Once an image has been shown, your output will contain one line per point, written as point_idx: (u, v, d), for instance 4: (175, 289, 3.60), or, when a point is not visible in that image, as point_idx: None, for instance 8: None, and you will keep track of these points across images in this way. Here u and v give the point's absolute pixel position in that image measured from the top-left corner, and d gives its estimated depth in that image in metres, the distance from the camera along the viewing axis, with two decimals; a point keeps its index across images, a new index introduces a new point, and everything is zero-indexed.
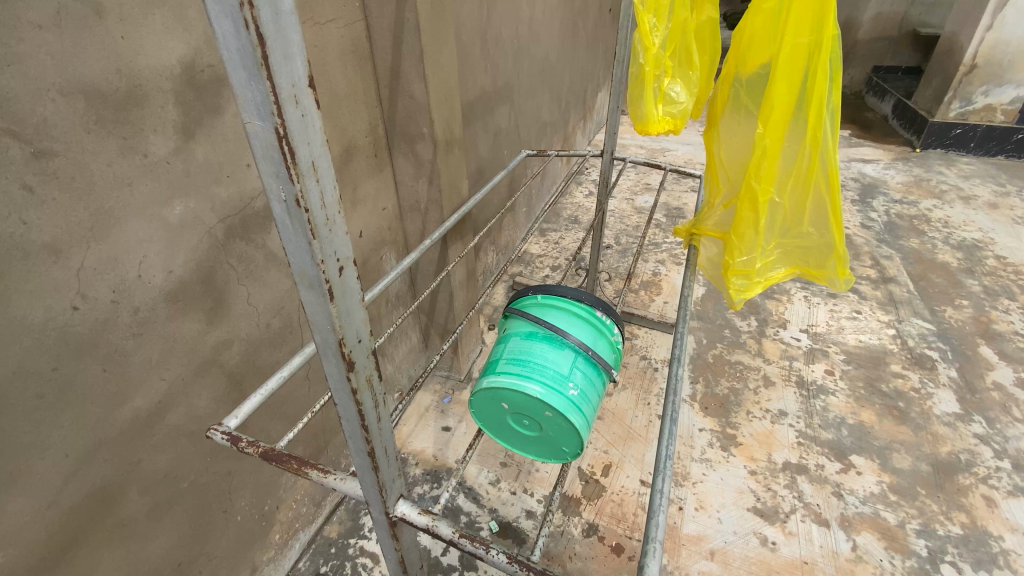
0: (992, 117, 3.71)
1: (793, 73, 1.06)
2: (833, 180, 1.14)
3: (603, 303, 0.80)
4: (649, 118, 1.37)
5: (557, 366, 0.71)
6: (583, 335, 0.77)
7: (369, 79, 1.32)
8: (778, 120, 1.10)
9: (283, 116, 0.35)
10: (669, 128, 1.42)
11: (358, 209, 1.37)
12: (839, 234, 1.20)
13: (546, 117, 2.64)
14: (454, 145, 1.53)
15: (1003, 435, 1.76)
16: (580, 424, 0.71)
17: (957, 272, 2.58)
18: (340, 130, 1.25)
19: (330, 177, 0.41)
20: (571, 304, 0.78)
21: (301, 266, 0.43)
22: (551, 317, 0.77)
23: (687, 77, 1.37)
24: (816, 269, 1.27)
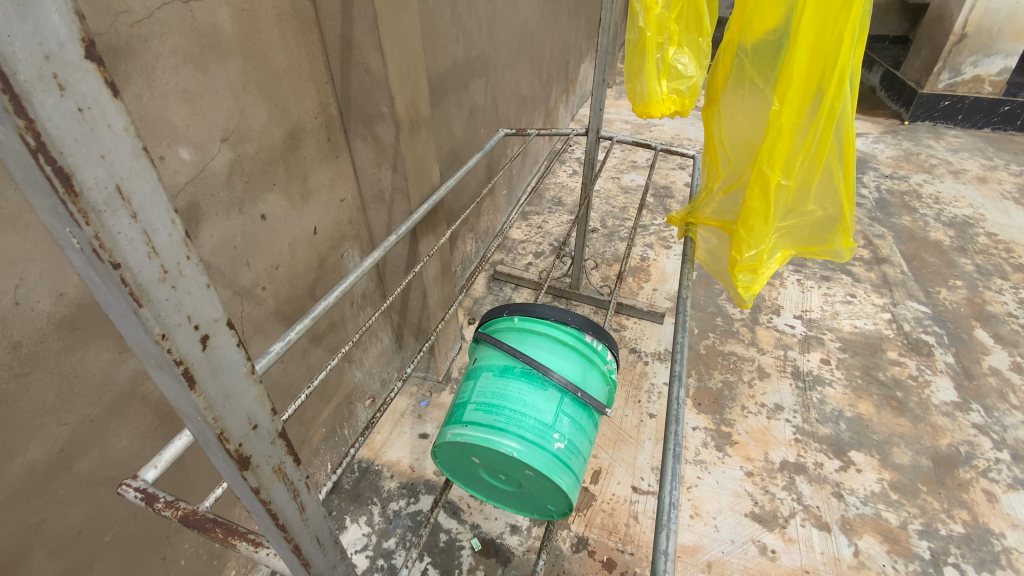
0: (980, 89, 3.61)
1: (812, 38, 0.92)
2: (847, 153, 1.02)
3: (591, 326, 0.72)
4: (651, 96, 1.25)
5: (542, 410, 0.63)
6: (570, 365, 0.69)
7: (316, 51, 1.14)
8: (795, 95, 0.96)
9: (56, 148, 0.27)
10: (674, 108, 1.30)
11: (310, 203, 1.20)
12: (849, 209, 1.08)
13: (526, 92, 2.45)
14: (421, 126, 1.36)
15: (1001, 424, 1.69)
16: (570, 476, 0.64)
17: (949, 250, 2.50)
18: (283, 111, 1.08)
19: (162, 223, 0.33)
20: (553, 329, 0.70)
21: (138, 341, 0.36)
22: (531, 347, 0.69)
23: (695, 45, 1.21)
24: (819, 247, 1.15)
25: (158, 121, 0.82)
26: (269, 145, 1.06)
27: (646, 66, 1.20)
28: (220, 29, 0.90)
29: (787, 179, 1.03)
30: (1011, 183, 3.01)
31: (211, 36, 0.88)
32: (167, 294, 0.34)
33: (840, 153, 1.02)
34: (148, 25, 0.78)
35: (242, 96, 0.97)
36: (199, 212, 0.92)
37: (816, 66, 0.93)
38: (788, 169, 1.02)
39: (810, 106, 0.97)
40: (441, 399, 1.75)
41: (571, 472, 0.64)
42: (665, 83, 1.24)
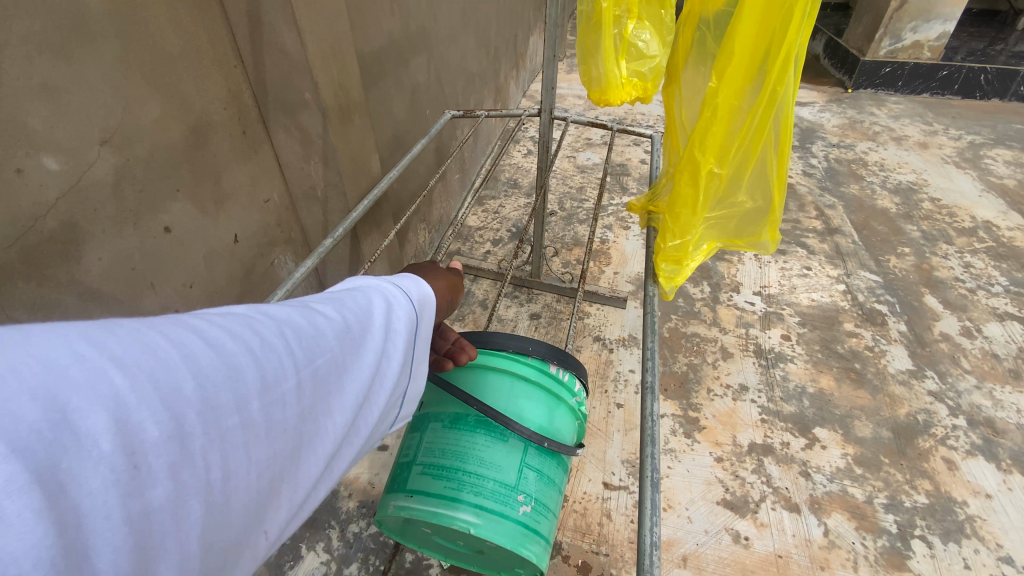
0: (919, 55, 3.70)
1: (757, 13, 0.84)
2: (784, 141, 0.94)
3: (552, 354, 0.82)
4: (609, 81, 1.14)
5: (496, 473, 0.74)
6: (530, 407, 0.79)
7: (218, 29, 0.97)
8: (734, 73, 0.90)
9: None
10: (636, 93, 1.19)
11: (226, 208, 1.05)
12: (779, 203, 1.03)
13: (473, 68, 2.30)
14: (353, 113, 1.21)
15: (956, 390, 1.74)
16: (534, 527, 0.75)
17: (897, 218, 2.55)
18: (182, 104, 0.92)
19: None
20: (511, 362, 0.81)
21: None
22: (490, 392, 0.80)
23: (658, 18, 1.10)
24: (745, 240, 1.12)
25: (10, 125, 0.67)
26: (167, 144, 0.90)
27: (602, 44, 1.10)
28: (85, 6, 0.74)
29: (719, 167, 0.98)
30: (950, 148, 3.10)
31: (74, 16, 0.73)
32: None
33: (776, 142, 0.95)
34: None
35: (124, 88, 0.82)
36: (80, 232, 0.78)
37: (761, 44, 0.86)
38: (722, 156, 0.97)
39: (751, 88, 0.90)
40: None
41: (534, 523, 0.75)
42: (624, 66, 1.13)
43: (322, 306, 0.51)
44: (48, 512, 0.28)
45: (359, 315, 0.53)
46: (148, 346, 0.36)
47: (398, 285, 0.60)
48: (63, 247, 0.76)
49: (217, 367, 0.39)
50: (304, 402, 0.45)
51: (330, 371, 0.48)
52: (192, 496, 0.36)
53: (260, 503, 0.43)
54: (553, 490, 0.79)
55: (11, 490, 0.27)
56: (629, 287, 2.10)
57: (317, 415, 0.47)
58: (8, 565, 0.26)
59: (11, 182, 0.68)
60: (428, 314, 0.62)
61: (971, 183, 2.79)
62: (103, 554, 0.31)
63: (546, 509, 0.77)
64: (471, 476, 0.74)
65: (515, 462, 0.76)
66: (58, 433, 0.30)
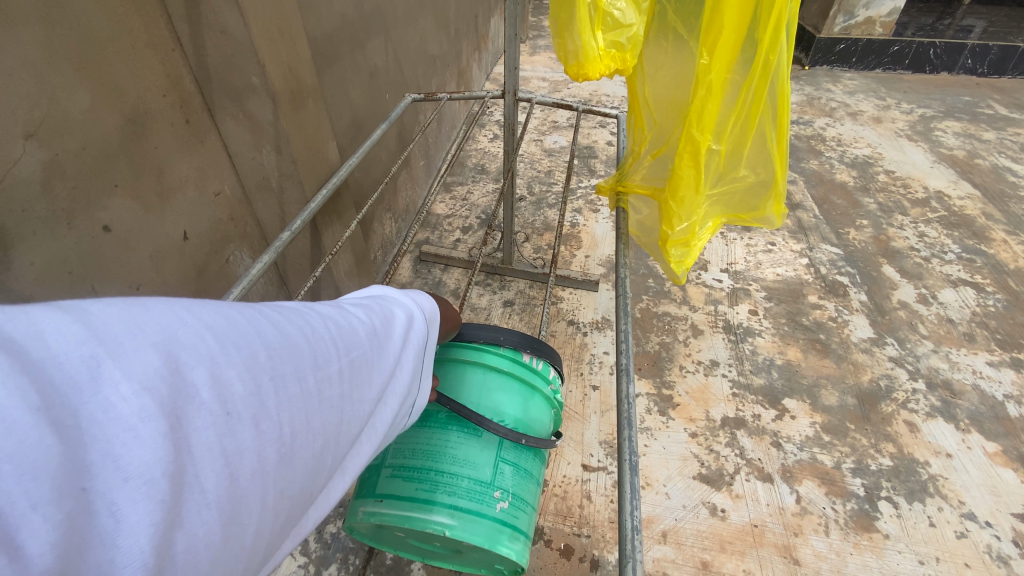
0: (871, 31, 3.79)
1: None
2: (781, 113, 0.94)
3: (526, 343, 0.81)
4: (586, 54, 1.02)
5: (471, 470, 0.73)
6: (504, 398, 0.79)
7: (150, 9, 0.90)
8: (725, 47, 0.87)
9: None
10: (615, 67, 1.06)
11: (173, 203, 0.98)
12: (782, 175, 1.03)
13: (433, 50, 2.23)
14: (306, 99, 1.15)
15: (914, 354, 1.82)
16: (513, 524, 0.74)
17: (855, 191, 2.62)
18: (114, 91, 0.85)
19: None
20: (485, 354, 0.80)
21: None
22: (461, 385, 0.79)
23: None
24: (749, 215, 1.10)
25: None
26: (101, 136, 0.84)
27: (576, 15, 0.98)
28: None
29: (717, 144, 0.96)
30: (902, 122, 3.20)
31: None
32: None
33: (773, 114, 0.95)
34: None
35: (47, 76, 0.75)
36: (7, 235, 0.71)
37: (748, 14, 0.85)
38: (718, 132, 0.95)
39: (741, 61, 0.91)
40: None
41: (513, 520, 0.74)
42: (601, 36, 1.01)
43: (359, 305, 0.54)
44: (150, 433, 0.32)
45: (389, 317, 0.56)
46: (230, 320, 0.40)
47: (419, 297, 0.64)
48: None
49: (285, 346, 0.42)
50: (353, 382, 0.48)
51: (370, 358, 0.51)
52: (270, 445, 0.38)
53: (318, 473, 0.44)
54: (530, 485, 0.78)
55: (143, 416, 0.31)
56: (600, 269, 2.10)
57: (363, 394, 0.49)
58: (141, 469, 0.31)
59: None
60: (439, 325, 0.66)
61: (922, 155, 2.89)
62: (205, 478, 0.34)
63: (523, 505, 0.76)
64: (445, 474, 0.73)
65: (491, 457, 0.75)
66: (171, 376, 0.34)
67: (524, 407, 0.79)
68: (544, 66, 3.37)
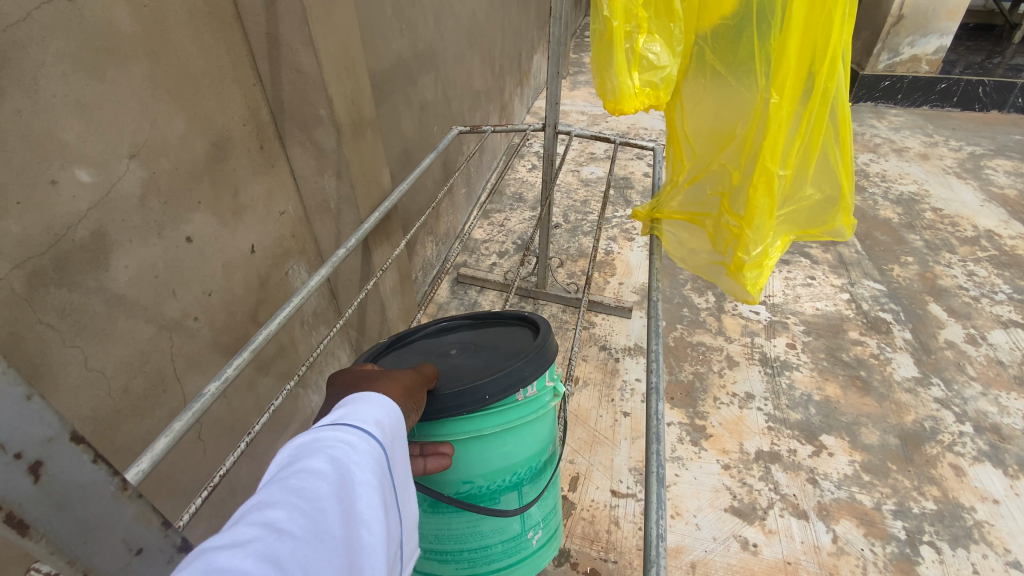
0: (917, 68, 3.75)
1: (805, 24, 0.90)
2: (844, 133, 1.01)
3: (512, 388, 0.73)
4: (623, 91, 1.08)
5: (503, 534, 0.87)
6: (509, 450, 0.81)
7: (239, 50, 1.03)
8: (790, 84, 0.94)
9: None
10: (649, 103, 1.12)
11: (245, 220, 1.09)
12: (850, 189, 1.07)
13: (479, 85, 2.36)
14: (365, 130, 1.26)
15: (962, 396, 1.75)
16: (545, 536, 0.95)
17: (899, 228, 2.56)
18: (204, 119, 0.97)
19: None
20: (471, 425, 0.75)
21: None
22: (465, 464, 0.79)
23: (667, 31, 1.05)
24: (819, 230, 1.14)
25: (47, 140, 0.72)
26: (189, 158, 0.95)
27: (616, 58, 1.05)
28: (119, 30, 0.80)
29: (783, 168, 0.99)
30: (950, 159, 3.13)
31: (107, 38, 0.78)
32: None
33: (835, 135, 1.01)
34: (24, 29, 0.68)
35: (151, 105, 0.87)
36: (108, 241, 0.82)
37: (808, 50, 0.91)
38: (785, 159, 0.99)
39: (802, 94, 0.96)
40: None
41: (544, 537, 0.94)
42: (636, 76, 1.08)
43: (269, 485, 0.41)
44: None
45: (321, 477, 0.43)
46: None
47: (359, 418, 0.51)
48: (92, 255, 0.80)
49: None
50: None
51: (326, 547, 0.40)
52: None
53: None
54: (548, 499, 0.94)
55: None
56: (634, 297, 2.13)
57: None
58: None
59: (48, 194, 0.73)
60: (393, 443, 0.53)
61: (972, 193, 2.81)
62: None
63: (548, 518, 0.94)
64: (483, 548, 0.87)
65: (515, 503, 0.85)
66: None
67: (526, 439, 0.82)
68: (585, 101, 3.49)
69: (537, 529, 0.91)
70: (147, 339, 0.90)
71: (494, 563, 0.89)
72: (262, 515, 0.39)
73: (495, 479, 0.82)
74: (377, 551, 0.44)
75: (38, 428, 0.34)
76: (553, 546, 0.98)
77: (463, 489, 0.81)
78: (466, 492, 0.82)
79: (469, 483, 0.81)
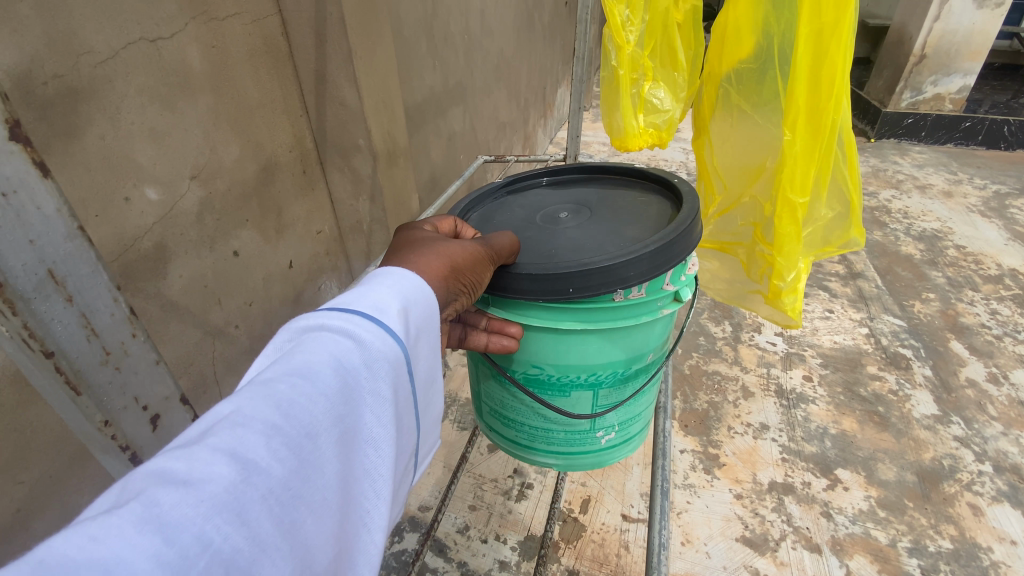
0: (941, 106, 3.77)
1: (814, 63, 0.93)
2: (849, 157, 1.03)
3: (601, 287, 0.77)
4: (628, 130, 1.43)
5: (568, 425, 0.97)
6: (587, 349, 0.86)
7: (290, 85, 1.16)
8: (804, 120, 0.96)
9: (29, 311, 0.41)
10: (652, 140, 1.46)
11: (285, 237, 1.21)
12: (858, 204, 1.06)
13: (505, 117, 2.48)
14: (399, 157, 1.35)
15: (982, 436, 1.72)
16: (616, 439, 1.02)
17: (921, 264, 2.55)
18: (255, 146, 1.10)
19: (130, 336, 0.49)
20: (552, 312, 0.82)
21: (80, 428, 0.49)
22: (541, 351, 0.87)
23: (670, 79, 1.38)
24: (833, 245, 1.12)
25: (123, 161, 0.86)
26: (240, 179, 1.08)
27: (623, 101, 1.39)
28: (191, 69, 0.95)
29: (807, 197, 1.01)
30: (975, 197, 3.11)
31: (179, 73, 0.93)
32: (109, 376, 0.48)
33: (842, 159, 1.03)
34: (111, 65, 0.83)
35: (213, 133, 1.00)
36: (167, 252, 0.95)
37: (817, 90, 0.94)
38: (807, 187, 1.00)
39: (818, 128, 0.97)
40: None
41: (615, 439, 1.01)
42: (641, 118, 1.41)
43: (273, 394, 0.44)
44: None
45: (326, 393, 0.47)
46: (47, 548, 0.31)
47: (383, 305, 0.56)
48: (152, 264, 0.92)
49: (211, 491, 0.37)
50: (296, 467, 0.43)
51: (334, 422, 0.47)
52: None
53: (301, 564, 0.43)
54: (629, 409, 0.98)
55: None
56: None
57: (319, 470, 0.45)
58: None
59: (121, 210, 0.86)
60: (416, 324, 0.59)
61: (997, 232, 2.78)
62: None
63: (623, 425, 1.00)
64: (547, 429, 0.98)
65: (588, 399, 0.93)
66: None
67: (617, 341, 0.86)
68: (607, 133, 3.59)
69: (608, 430, 0.99)
70: (192, 342, 1.01)
71: (555, 446, 1.00)
72: (261, 429, 0.42)
73: (566, 374, 0.89)
74: (381, 465, 0.52)
75: (157, 383, 0.53)
76: (625, 450, 1.06)
77: (533, 372, 0.90)
78: (538, 377, 0.91)
79: (539, 369, 0.90)
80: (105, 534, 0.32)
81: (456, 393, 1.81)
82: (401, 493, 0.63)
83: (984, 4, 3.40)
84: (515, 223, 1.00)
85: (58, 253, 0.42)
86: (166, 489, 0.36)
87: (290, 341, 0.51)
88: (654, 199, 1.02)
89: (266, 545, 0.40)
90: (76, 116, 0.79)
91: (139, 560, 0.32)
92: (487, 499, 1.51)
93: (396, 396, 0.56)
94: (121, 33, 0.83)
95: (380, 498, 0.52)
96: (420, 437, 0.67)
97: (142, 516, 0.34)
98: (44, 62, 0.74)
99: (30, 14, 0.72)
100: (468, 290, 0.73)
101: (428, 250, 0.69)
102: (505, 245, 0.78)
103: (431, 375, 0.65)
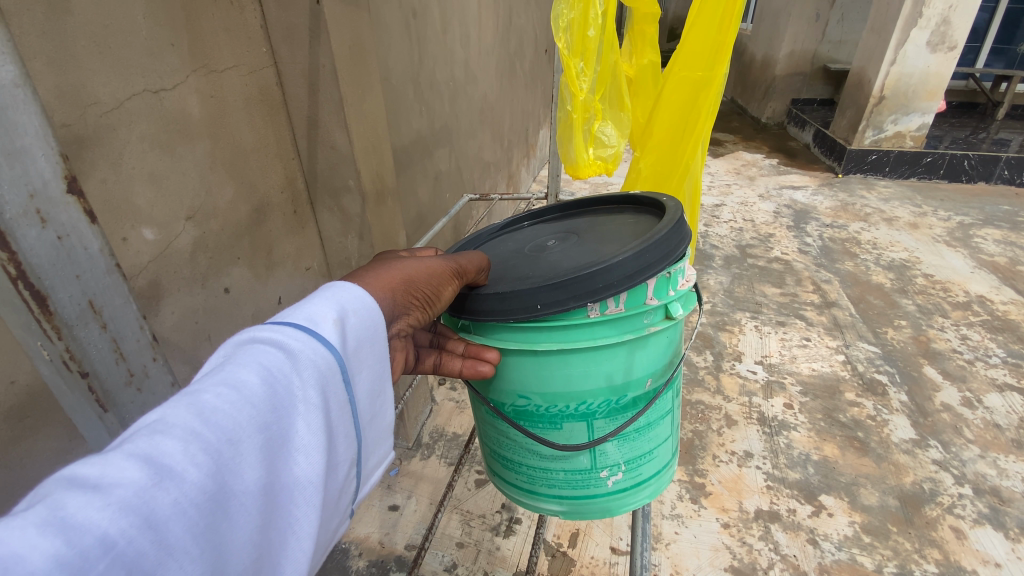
0: (902, 143, 3.99)
1: (687, 103, 1.59)
2: (695, 195, 1.70)
3: (572, 300, 0.80)
4: (578, 162, 1.73)
5: (566, 465, 0.96)
6: (568, 373, 0.87)
7: (283, 130, 1.24)
8: (704, 115, 1.56)
9: (64, 332, 0.49)
10: (601, 169, 1.79)
11: (275, 274, 1.26)
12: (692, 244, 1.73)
13: (489, 157, 2.58)
14: (386, 197, 1.40)
15: (960, 459, 1.77)
16: (625, 481, 0.99)
17: (892, 292, 2.64)
18: (249, 188, 1.17)
19: (142, 357, 0.57)
20: (525, 335, 0.85)
21: (93, 435, 0.56)
22: (526, 378, 0.89)
23: (617, 119, 1.74)
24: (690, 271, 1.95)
25: (122, 204, 0.90)
26: (234, 220, 1.14)
27: (576, 138, 1.70)
28: (189, 117, 1.01)
29: (696, 171, 1.65)
30: (940, 228, 3.26)
31: (178, 121, 0.99)
32: (131, 397, 0.57)
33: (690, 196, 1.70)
34: (116, 114, 0.88)
35: (209, 176, 1.06)
36: (160, 289, 0.99)
37: (687, 108, 1.59)
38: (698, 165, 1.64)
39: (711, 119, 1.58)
40: (412, 467, 1.68)
41: (623, 480, 0.98)
42: (591, 150, 1.74)
43: (195, 404, 0.48)
44: None
45: (248, 401, 0.51)
46: None
47: (315, 322, 0.60)
48: (147, 301, 0.96)
49: (119, 492, 0.40)
50: (216, 468, 0.47)
51: (257, 427, 0.51)
52: None
53: (212, 561, 0.46)
54: (634, 445, 0.96)
55: None
56: None
57: (238, 473, 0.49)
58: None
59: (119, 250, 0.90)
60: (353, 336, 0.64)
61: (962, 261, 2.91)
62: None
63: (630, 464, 0.98)
64: (544, 470, 0.97)
65: (583, 429, 0.92)
66: None
67: (601, 364, 0.87)
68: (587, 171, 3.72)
69: (612, 470, 0.97)
70: (182, 377, 1.06)
71: (557, 489, 0.99)
72: (179, 435, 0.46)
73: (554, 404, 0.90)
74: (306, 468, 0.56)
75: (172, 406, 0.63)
76: (640, 494, 1.01)
77: (521, 403, 0.92)
78: (524, 407, 0.92)
79: (526, 399, 0.91)
80: (6, 534, 0.35)
81: (443, 428, 1.81)
82: (342, 504, 0.66)
83: (937, 49, 3.66)
84: (504, 255, 1.06)
85: (98, 286, 0.51)
86: (74, 493, 0.39)
87: (225, 354, 0.56)
88: (639, 221, 1.04)
89: (173, 549, 0.43)
90: (80, 162, 0.83)
91: (38, 558, 0.35)
92: (474, 536, 1.50)
93: (328, 405, 0.60)
94: (126, 85, 0.89)
95: (306, 504, 0.55)
96: (366, 448, 0.69)
97: (46, 518, 0.37)
98: (54, 112, 0.79)
99: (42, 69, 0.77)
100: (421, 304, 0.77)
101: (386, 267, 0.75)
102: (472, 263, 0.84)
103: (379, 387, 0.69)
